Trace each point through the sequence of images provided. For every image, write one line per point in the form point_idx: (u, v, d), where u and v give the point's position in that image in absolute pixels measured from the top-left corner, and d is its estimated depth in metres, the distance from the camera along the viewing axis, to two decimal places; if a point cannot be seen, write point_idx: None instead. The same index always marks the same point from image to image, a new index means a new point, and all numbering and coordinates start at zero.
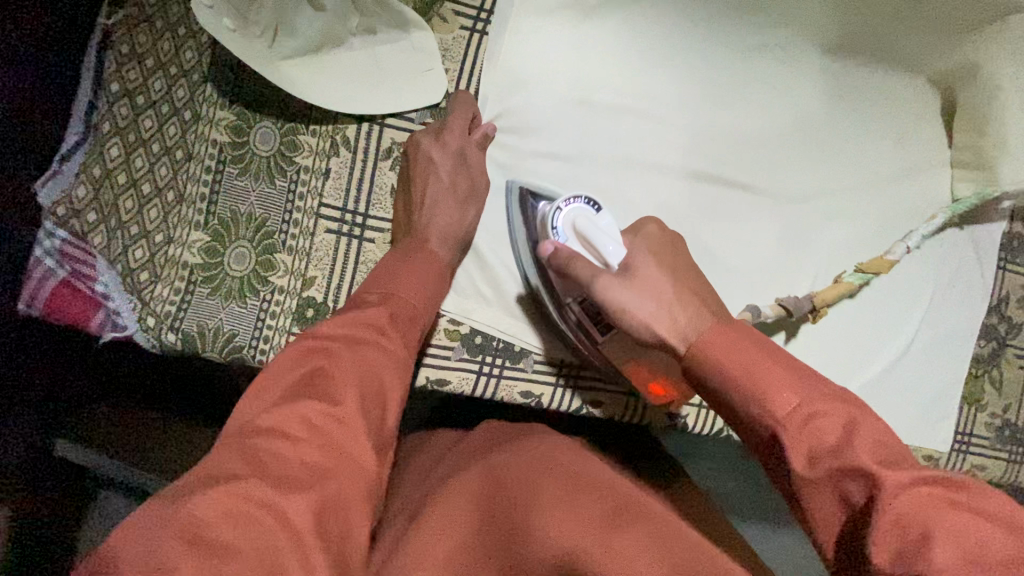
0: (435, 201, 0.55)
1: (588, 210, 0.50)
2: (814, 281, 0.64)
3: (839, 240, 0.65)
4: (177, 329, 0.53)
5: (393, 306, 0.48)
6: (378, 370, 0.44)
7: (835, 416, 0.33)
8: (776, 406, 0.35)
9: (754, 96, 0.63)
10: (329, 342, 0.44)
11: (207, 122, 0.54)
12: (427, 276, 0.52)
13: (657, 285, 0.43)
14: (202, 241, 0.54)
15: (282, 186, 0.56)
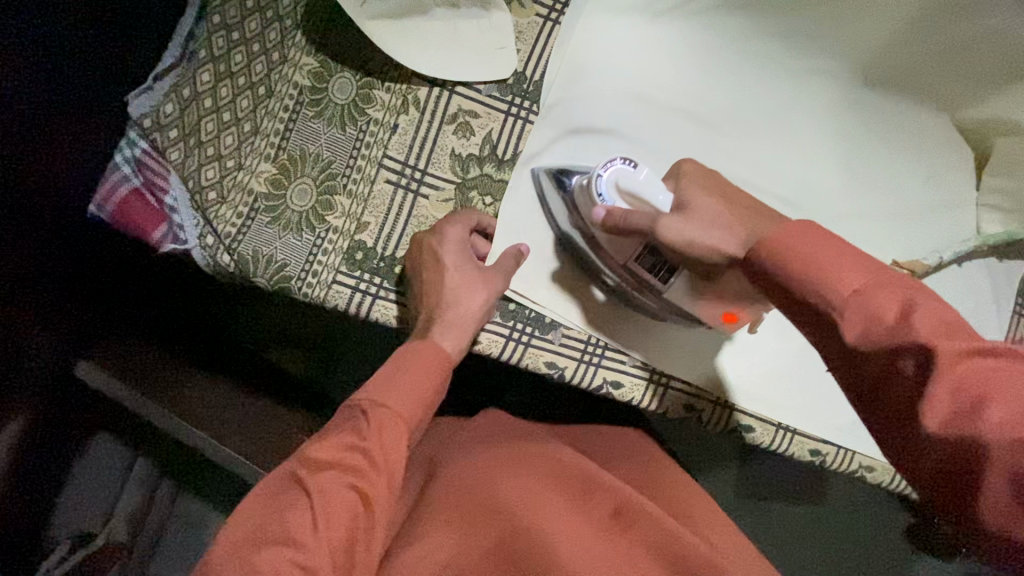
0: (447, 299, 0.55)
1: (627, 167, 0.51)
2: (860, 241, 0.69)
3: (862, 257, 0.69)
4: (233, 251, 0.56)
5: (378, 419, 0.47)
6: (353, 500, 0.44)
7: (892, 295, 0.34)
8: (842, 285, 0.35)
9: (795, 119, 0.68)
10: (308, 472, 0.44)
11: (292, 65, 0.58)
12: (426, 377, 0.51)
13: (712, 213, 0.46)
14: (270, 172, 0.57)
15: (351, 134, 0.59)
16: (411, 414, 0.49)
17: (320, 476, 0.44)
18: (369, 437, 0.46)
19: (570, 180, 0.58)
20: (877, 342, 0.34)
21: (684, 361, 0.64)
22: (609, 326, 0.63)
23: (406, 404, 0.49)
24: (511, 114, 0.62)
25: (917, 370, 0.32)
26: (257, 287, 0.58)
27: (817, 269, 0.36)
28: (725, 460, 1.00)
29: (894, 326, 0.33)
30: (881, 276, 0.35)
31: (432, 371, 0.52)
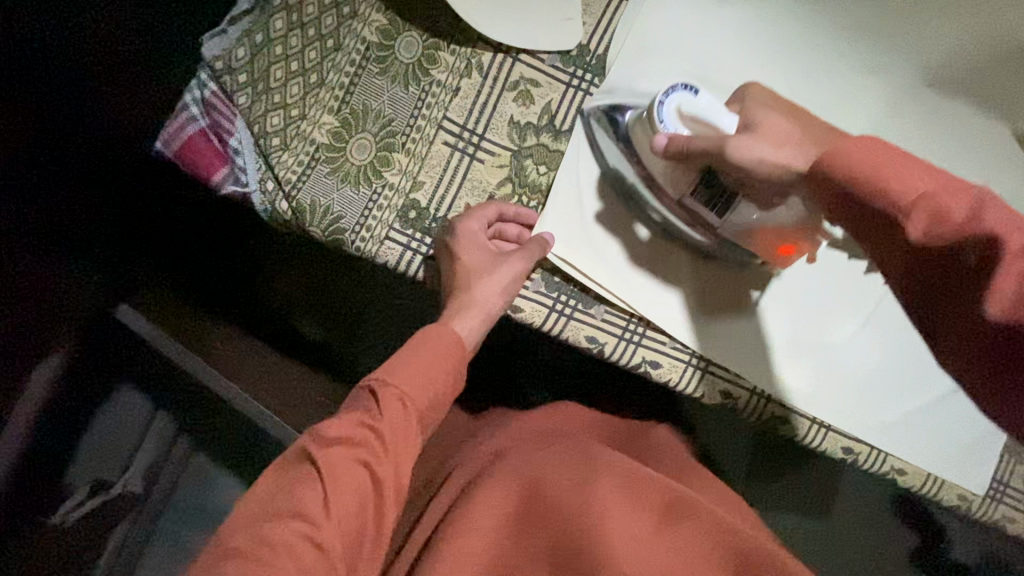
0: (467, 301, 0.59)
1: (687, 94, 0.54)
2: None
3: None
4: (291, 199, 0.56)
5: (390, 394, 0.51)
6: (360, 482, 0.47)
7: (958, 198, 0.38)
8: (905, 191, 0.38)
9: (854, 114, 0.68)
10: (323, 450, 0.47)
11: (361, 21, 0.59)
12: (446, 361, 0.55)
13: (770, 144, 0.51)
14: (332, 124, 0.58)
15: (413, 92, 0.60)
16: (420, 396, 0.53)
17: (328, 453, 0.47)
18: (382, 417, 0.50)
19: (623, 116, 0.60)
20: (938, 236, 0.37)
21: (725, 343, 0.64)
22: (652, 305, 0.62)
23: (417, 388, 0.53)
24: (572, 86, 0.62)
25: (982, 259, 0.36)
26: (310, 237, 0.59)
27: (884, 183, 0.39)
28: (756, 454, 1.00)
29: (958, 226, 0.37)
30: (937, 182, 0.39)
31: (446, 356, 0.55)
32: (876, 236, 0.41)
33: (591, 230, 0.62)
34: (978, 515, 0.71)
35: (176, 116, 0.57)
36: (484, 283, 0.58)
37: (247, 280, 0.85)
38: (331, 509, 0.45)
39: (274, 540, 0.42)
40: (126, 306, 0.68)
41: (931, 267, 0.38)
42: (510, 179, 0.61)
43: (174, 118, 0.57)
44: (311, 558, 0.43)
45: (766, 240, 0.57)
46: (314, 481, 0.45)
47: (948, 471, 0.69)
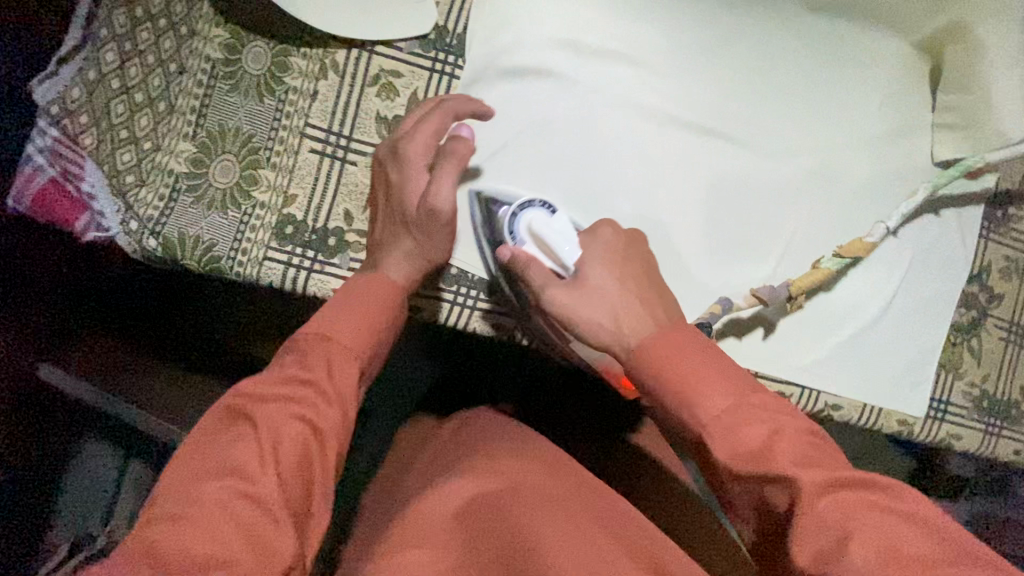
0: (397, 243, 0.53)
1: (544, 213, 0.53)
2: (810, 175, 0.67)
3: (805, 201, 0.67)
4: (158, 235, 0.55)
5: (326, 351, 0.44)
6: (306, 442, 0.40)
7: (756, 420, 0.36)
8: (704, 408, 0.37)
9: (738, 52, 0.66)
10: (255, 406, 0.39)
11: (202, 39, 0.56)
12: (380, 309, 0.49)
13: (605, 296, 0.44)
14: (188, 151, 0.56)
15: (269, 104, 0.57)
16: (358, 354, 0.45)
17: (262, 405, 0.40)
18: (317, 369, 0.43)
19: (498, 209, 0.57)
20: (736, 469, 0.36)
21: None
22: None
23: (348, 335, 0.46)
24: (436, 71, 0.60)
25: (788, 507, 0.34)
26: (189, 270, 0.57)
27: (685, 386, 0.38)
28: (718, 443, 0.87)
29: (757, 454, 0.35)
30: (737, 393, 0.37)
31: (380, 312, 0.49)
32: (697, 450, 0.39)
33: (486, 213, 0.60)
34: (923, 438, 0.70)
35: (21, 171, 0.54)
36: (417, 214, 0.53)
37: (182, 308, 0.76)
38: (271, 459, 0.37)
39: (201, 502, 0.35)
40: (47, 364, 0.69)
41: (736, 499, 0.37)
42: None
43: (21, 172, 0.54)
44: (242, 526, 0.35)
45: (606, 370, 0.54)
46: (250, 435, 0.38)
47: (882, 401, 0.68)
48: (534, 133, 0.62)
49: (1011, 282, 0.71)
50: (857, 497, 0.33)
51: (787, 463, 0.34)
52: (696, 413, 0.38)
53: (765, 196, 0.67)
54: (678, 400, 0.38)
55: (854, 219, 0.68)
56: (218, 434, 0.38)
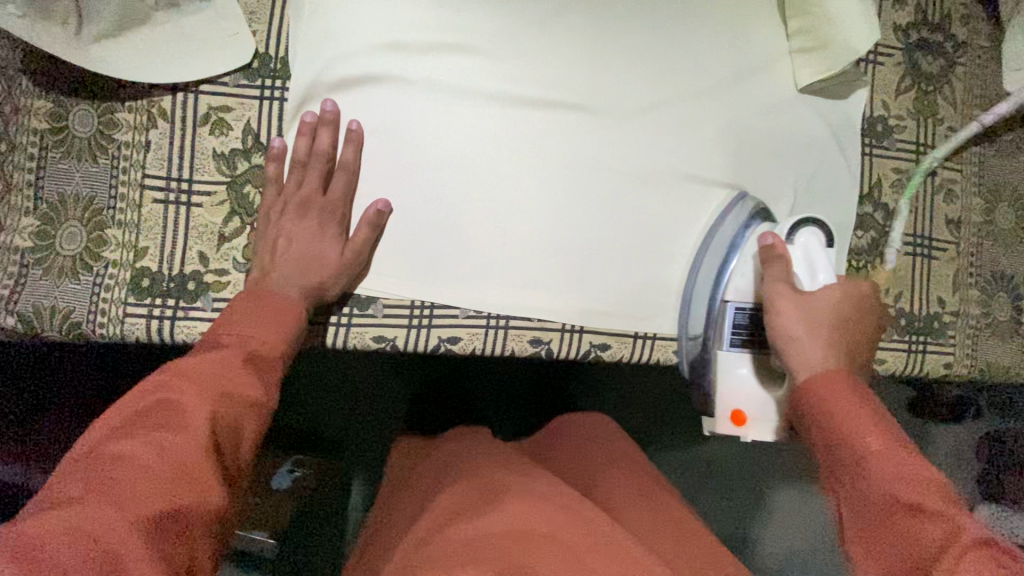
0: (294, 238, 0.57)
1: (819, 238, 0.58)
2: (673, 127, 0.66)
3: (671, 153, 0.66)
4: (14, 312, 0.55)
5: (250, 346, 0.50)
6: (229, 408, 0.46)
7: (911, 468, 0.43)
8: (865, 437, 0.45)
9: (574, 20, 0.65)
10: (181, 375, 0.47)
11: (25, 113, 0.56)
12: (281, 311, 0.54)
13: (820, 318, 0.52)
14: (33, 226, 0.56)
15: (105, 164, 0.57)
16: (268, 341, 0.52)
17: (185, 375, 0.47)
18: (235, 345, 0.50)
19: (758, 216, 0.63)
20: (885, 489, 0.43)
21: (506, 295, 0.63)
22: (417, 282, 0.62)
23: (260, 329, 0.52)
24: (266, 98, 0.60)
25: (941, 541, 0.40)
26: (56, 341, 0.57)
27: (852, 417, 0.46)
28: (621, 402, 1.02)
29: (914, 490, 0.42)
30: (891, 438, 0.45)
31: (287, 307, 0.54)
32: (845, 474, 0.45)
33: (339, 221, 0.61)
34: None
35: None
36: (302, 221, 0.58)
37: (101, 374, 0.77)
38: (190, 422, 0.43)
39: (122, 452, 0.41)
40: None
41: (882, 519, 0.42)
42: (235, 212, 0.59)
43: None
44: (150, 486, 0.40)
45: (731, 395, 0.59)
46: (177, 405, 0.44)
47: None
48: (485, 128, 0.63)
49: None
50: (992, 555, 0.38)
51: (938, 505, 0.41)
52: (861, 440, 0.45)
53: (632, 156, 0.66)
54: (844, 422, 0.46)
55: (723, 166, 0.67)
56: (141, 411, 0.44)
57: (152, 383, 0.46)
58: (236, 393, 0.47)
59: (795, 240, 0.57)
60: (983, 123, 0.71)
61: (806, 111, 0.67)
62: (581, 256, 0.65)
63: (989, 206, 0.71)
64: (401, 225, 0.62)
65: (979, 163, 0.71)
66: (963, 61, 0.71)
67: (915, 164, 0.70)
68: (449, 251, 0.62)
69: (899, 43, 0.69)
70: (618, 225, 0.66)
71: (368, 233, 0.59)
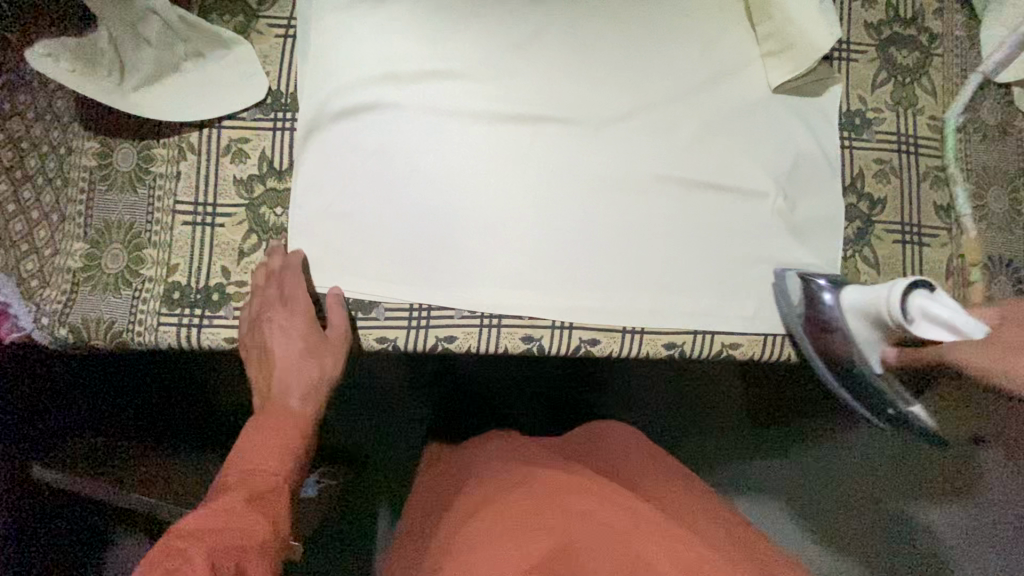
0: (288, 358, 0.63)
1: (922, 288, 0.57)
2: (651, 131, 0.70)
3: (650, 156, 0.70)
4: (66, 323, 0.63)
5: (251, 488, 0.51)
6: (242, 550, 0.45)
7: None
8: None
9: (553, 42, 0.70)
10: (186, 533, 0.44)
11: (77, 152, 0.66)
12: (281, 434, 0.57)
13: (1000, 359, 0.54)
14: (83, 248, 0.64)
15: (143, 193, 0.66)
16: (269, 470, 0.54)
17: (188, 533, 0.44)
18: (236, 491, 0.50)
19: (819, 284, 0.65)
20: None
21: (497, 297, 0.67)
22: (414, 287, 0.67)
23: (261, 461, 0.54)
24: (278, 129, 0.68)
25: None
26: (101, 349, 0.64)
27: None
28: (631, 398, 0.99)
29: None
30: None
31: (287, 425, 0.58)
32: None
33: (342, 234, 0.67)
34: None
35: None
36: (285, 336, 0.63)
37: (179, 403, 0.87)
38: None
39: None
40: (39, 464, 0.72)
41: None
42: (252, 229, 0.66)
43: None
44: None
45: None
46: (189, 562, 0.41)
47: (776, 331, 0.68)
48: (474, 145, 0.69)
49: (891, 184, 0.70)
50: None
51: None
52: None
53: (614, 162, 0.70)
54: None
55: (702, 166, 0.69)
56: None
57: (151, 556, 0.42)
58: (246, 540, 0.46)
59: (905, 309, 0.57)
60: (966, 110, 0.72)
61: (782, 110, 0.70)
62: (568, 258, 0.68)
63: (981, 191, 0.71)
64: (398, 236, 0.67)
65: (966, 148, 0.71)
66: (940, 52, 0.72)
67: (897, 154, 0.71)
68: (444, 258, 0.67)
69: (871, 40, 0.72)
70: (636, 240, 0.69)
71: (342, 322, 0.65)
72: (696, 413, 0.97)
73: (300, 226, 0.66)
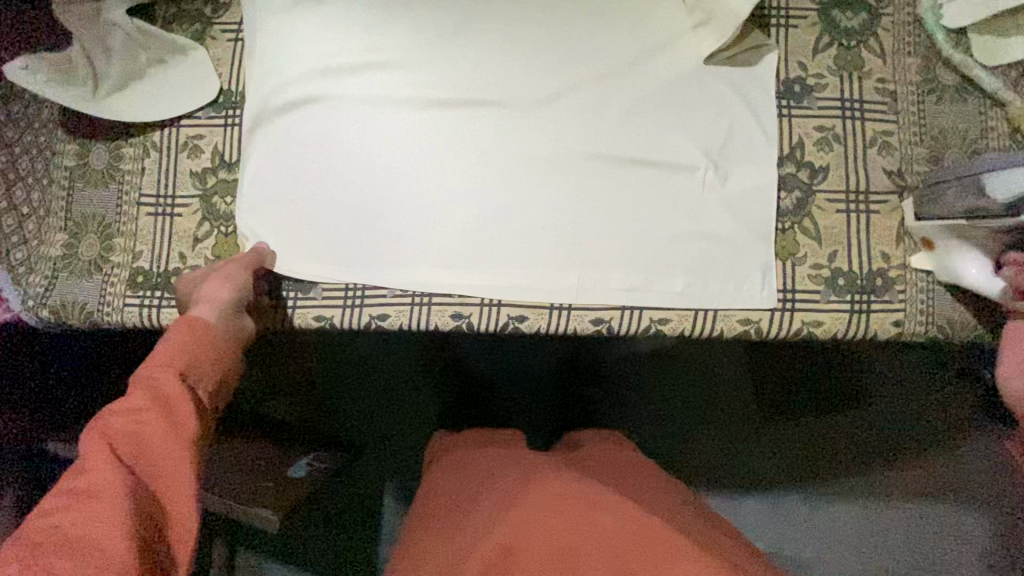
0: (215, 285, 0.61)
1: None
2: (582, 109, 0.70)
3: (580, 134, 0.69)
4: (48, 304, 0.70)
5: (162, 378, 0.50)
6: (148, 436, 0.46)
7: None
8: None
9: (485, 26, 0.72)
10: (97, 430, 0.45)
11: (59, 154, 0.74)
12: (196, 332, 0.54)
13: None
14: (63, 239, 0.72)
15: (114, 188, 0.73)
16: (183, 361, 0.52)
17: (100, 433, 0.45)
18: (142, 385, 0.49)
19: None
20: None
21: (428, 274, 0.69)
22: (349, 266, 0.70)
23: (172, 356, 0.52)
24: (230, 125, 0.73)
25: None
26: (78, 328, 0.72)
27: None
28: (614, 389, 1.06)
29: None
30: None
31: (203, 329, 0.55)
32: None
33: (283, 217, 0.71)
34: (776, 334, 0.66)
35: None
36: (213, 279, 0.63)
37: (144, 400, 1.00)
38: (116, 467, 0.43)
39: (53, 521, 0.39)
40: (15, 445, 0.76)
41: None
42: (206, 218, 0.72)
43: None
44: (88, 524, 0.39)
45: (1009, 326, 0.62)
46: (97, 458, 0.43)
47: (709, 306, 0.66)
48: (407, 130, 0.71)
49: (834, 152, 0.68)
50: None
51: None
52: None
53: (544, 142, 0.70)
54: None
55: (633, 141, 0.68)
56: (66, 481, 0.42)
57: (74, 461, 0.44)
58: (151, 418, 0.47)
59: None
60: (920, 71, 0.68)
61: (715, 81, 0.69)
62: (497, 235, 0.69)
63: (936, 157, 0.67)
64: (335, 218, 0.71)
65: (918, 111, 0.68)
66: (890, 12, 0.69)
67: (840, 120, 0.68)
68: (378, 239, 0.70)
69: (813, 4, 0.69)
70: (572, 218, 0.68)
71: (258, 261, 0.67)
72: (675, 400, 1.05)
73: (246, 210, 0.71)
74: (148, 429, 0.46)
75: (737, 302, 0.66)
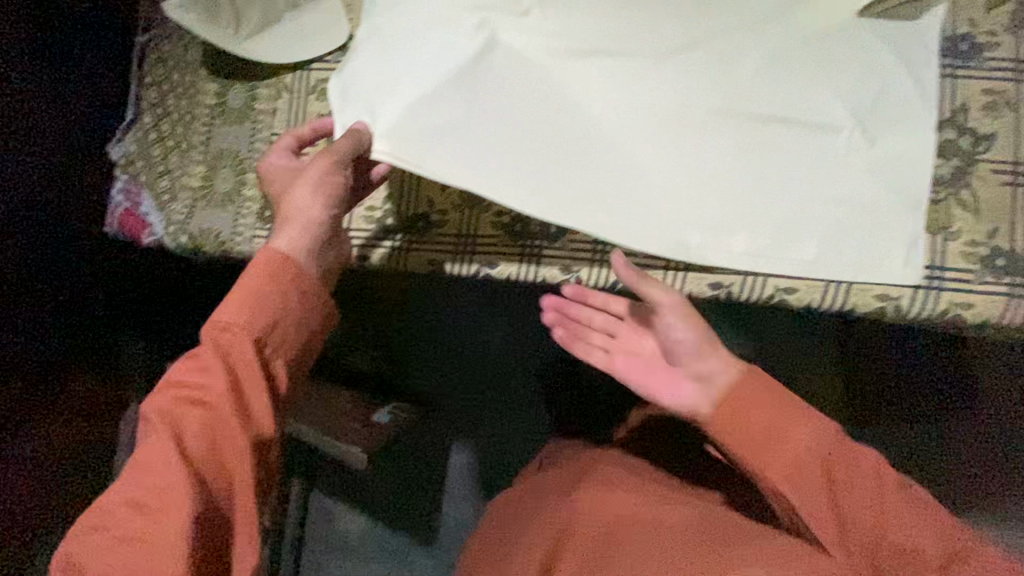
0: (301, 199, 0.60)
1: None
2: (724, 54, 0.63)
3: (720, 83, 0.63)
4: (188, 232, 0.76)
5: (229, 345, 0.52)
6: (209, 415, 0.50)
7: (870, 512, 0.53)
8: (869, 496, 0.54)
9: None
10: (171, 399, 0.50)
11: (200, 92, 0.79)
12: (268, 287, 0.55)
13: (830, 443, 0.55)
14: (201, 172, 0.77)
15: (248, 126, 0.77)
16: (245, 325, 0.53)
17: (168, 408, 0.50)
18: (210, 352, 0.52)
19: None
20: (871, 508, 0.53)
21: (534, 182, 0.58)
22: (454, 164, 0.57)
23: (240, 317, 0.53)
24: None
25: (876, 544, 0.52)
26: (212, 257, 0.77)
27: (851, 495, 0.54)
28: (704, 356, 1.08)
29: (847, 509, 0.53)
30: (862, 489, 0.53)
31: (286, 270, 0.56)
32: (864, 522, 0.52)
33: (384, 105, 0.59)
34: (916, 314, 0.62)
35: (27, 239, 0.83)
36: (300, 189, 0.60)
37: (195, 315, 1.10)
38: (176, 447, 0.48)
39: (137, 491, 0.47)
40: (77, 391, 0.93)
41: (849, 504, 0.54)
42: None
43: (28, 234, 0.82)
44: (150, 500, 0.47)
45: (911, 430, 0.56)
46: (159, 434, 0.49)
47: (845, 279, 0.61)
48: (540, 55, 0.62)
49: (1003, 118, 0.62)
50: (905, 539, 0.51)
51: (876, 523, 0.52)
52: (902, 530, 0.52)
53: (684, 87, 0.63)
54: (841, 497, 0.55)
55: (781, 96, 0.63)
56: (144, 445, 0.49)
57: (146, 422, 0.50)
58: (207, 399, 0.50)
59: None
60: None
61: (871, 34, 0.63)
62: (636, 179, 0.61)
63: None
64: (436, 103, 0.59)
65: None
66: None
67: (1010, 85, 0.62)
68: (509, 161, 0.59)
69: None
70: (710, 172, 0.62)
71: (352, 152, 0.58)
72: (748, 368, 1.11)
73: (338, 89, 0.62)
74: (209, 409, 0.50)
75: (878, 275, 0.60)
